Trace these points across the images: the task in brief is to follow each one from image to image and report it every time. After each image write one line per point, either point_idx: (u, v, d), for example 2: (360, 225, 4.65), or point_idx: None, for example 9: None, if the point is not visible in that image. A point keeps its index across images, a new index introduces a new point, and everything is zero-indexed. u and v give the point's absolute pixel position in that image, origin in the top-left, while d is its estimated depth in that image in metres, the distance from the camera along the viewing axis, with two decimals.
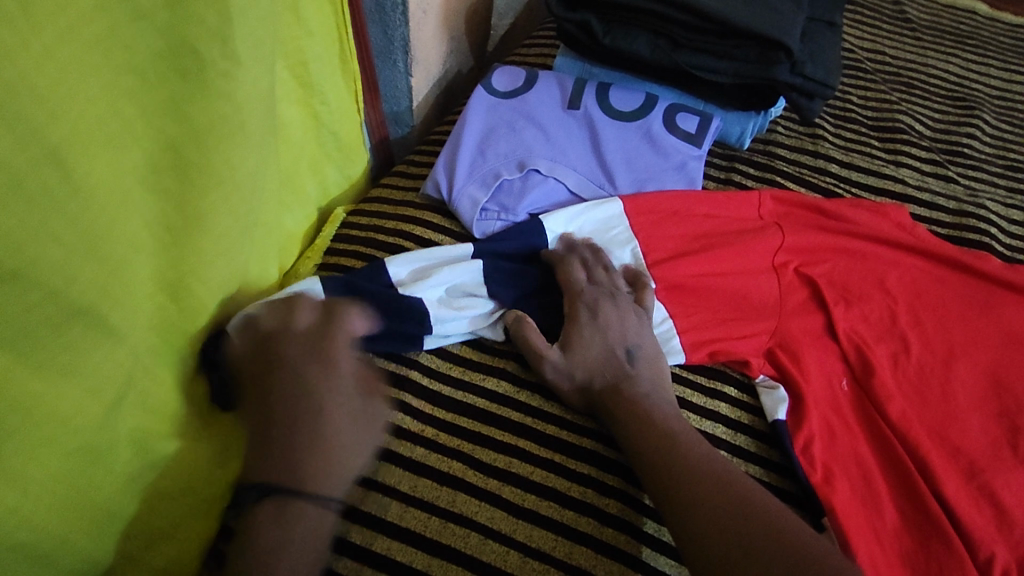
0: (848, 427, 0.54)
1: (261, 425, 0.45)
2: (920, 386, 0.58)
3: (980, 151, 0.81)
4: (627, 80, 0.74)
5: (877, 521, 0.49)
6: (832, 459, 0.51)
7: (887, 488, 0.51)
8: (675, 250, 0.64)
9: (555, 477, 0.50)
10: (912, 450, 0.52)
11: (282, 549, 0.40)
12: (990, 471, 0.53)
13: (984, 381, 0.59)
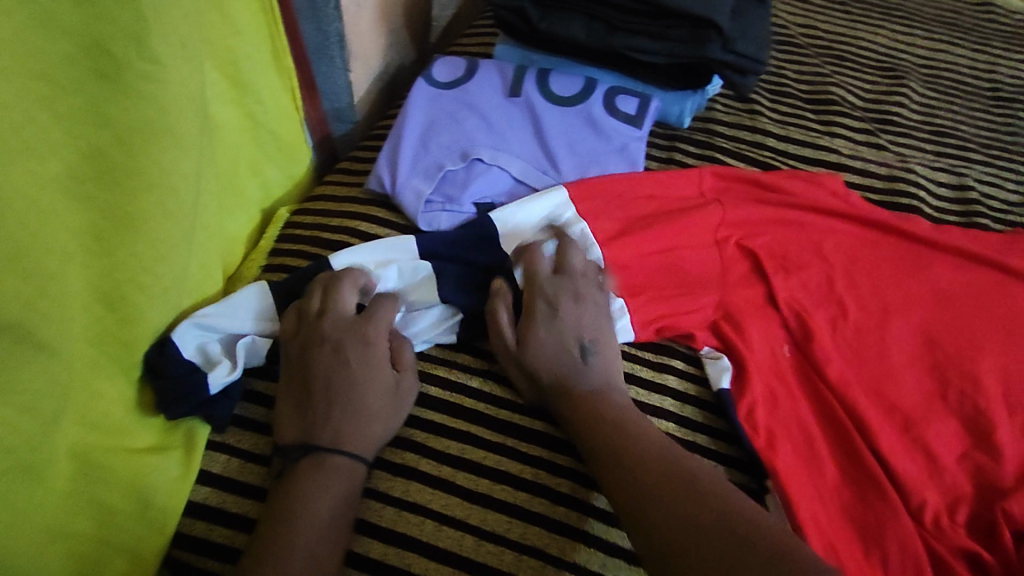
0: (791, 392, 0.56)
1: (302, 395, 0.50)
2: (858, 347, 0.61)
3: (909, 119, 0.85)
4: (566, 65, 0.75)
5: (818, 478, 0.51)
6: (775, 423, 0.53)
7: (828, 447, 0.53)
8: (621, 231, 0.64)
9: (509, 461, 0.50)
10: (850, 408, 0.55)
11: (312, 504, 0.44)
12: (923, 423, 0.56)
13: (916, 338, 0.62)
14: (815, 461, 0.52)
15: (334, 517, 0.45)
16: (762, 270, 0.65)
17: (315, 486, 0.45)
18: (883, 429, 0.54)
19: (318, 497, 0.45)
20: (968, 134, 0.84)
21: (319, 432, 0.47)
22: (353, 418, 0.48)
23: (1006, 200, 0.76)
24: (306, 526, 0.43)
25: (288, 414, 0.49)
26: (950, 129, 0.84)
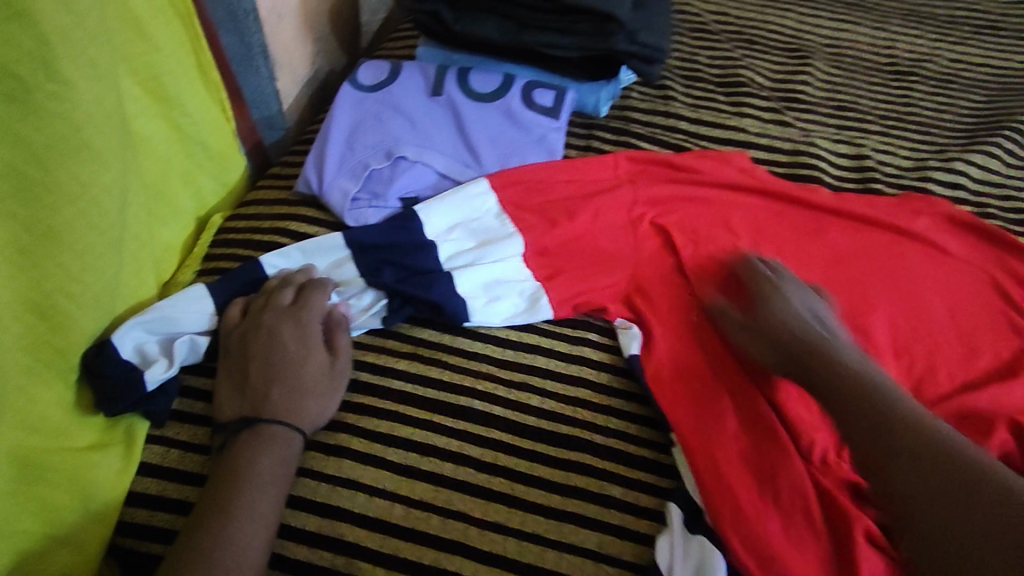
0: (698, 354, 0.60)
1: (240, 378, 0.54)
2: None
3: (813, 96, 0.91)
4: (486, 62, 0.79)
5: (719, 429, 0.55)
6: (680, 383, 0.58)
7: (730, 400, 0.57)
8: (541, 216, 0.68)
9: (435, 435, 0.54)
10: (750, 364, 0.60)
11: (254, 472, 0.48)
12: None
13: (814, 298, 0.68)
14: (718, 415, 0.56)
15: (276, 480, 0.49)
16: (673, 244, 0.69)
17: (257, 454, 0.49)
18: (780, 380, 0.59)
19: (260, 465, 0.49)
20: (867, 108, 0.90)
21: (258, 409, 0.51)
22: (289, 396, 0.52)
23: (899, 167, 0.83)
24: (250, 491, 0.47)
25: (227, 401, 0.53)
26: (851, 104, 0.91)
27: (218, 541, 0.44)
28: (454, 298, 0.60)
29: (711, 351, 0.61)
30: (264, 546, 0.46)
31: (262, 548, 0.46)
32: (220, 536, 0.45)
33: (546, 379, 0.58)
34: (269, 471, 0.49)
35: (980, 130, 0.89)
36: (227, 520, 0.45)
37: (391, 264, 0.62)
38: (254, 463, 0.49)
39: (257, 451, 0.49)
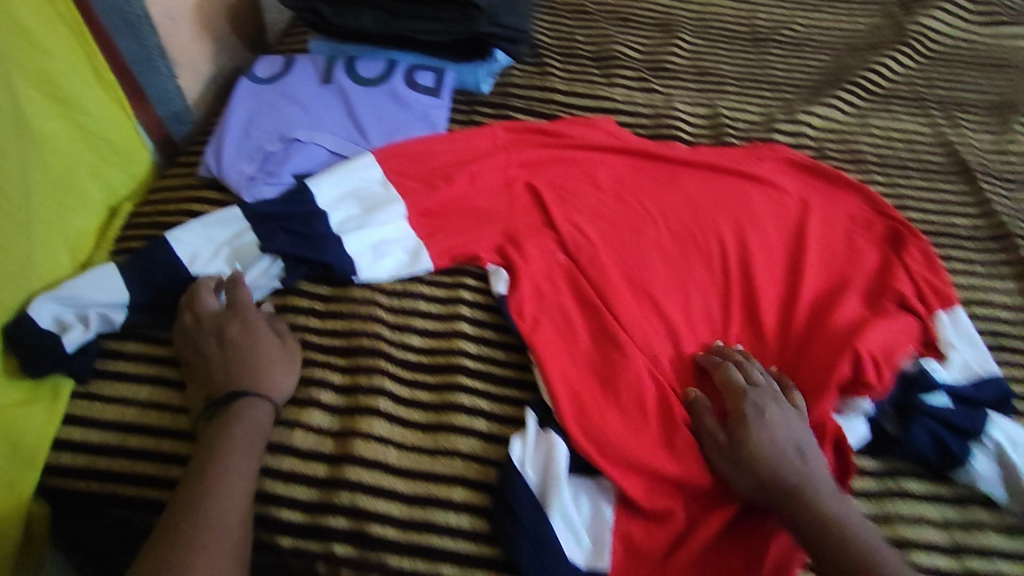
0: (558, 289, 0.70)
1: (203, 375, 0.59)
2: (621, 249, 0.75)
3: (679, 65, 1.01)
4: (373, 50, 0.87)
5: (573, 347, 0.65)
6: (541, 312, 0.67)
7: (584, 325, 0.67)
8: (421, 182, 0.76)
9: (329, 372, 0.63)
10: (604, 294, 0.70)
11: (228, 445, 0.54)
12: (666, 298, 0.71)
13: (669, 237, 0.78)
14: (572, 338, 0.66)
15: (248, 449, 0.55)
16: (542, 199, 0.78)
17: (229, 430, 0.55)
18: (627, 304, 0.69)
19: (235, 438, 0.55)
20: (726, 73, 1.01)
21: (218, 388, 0.58)
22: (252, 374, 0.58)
23: (749, 122, 0.94)
24: (226, 464, 0.53)
25: (197, 399, 0.59)
26: (712, 70, 1.01)
27: (204, 508, 0.50)
28: (343, 256, 0.69)
29: (570, 286, 0.70)
30: (243, 507, 0.53)
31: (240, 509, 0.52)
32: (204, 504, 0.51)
33: (427, 322, 0.68)
34: (240, 446, 0.55)
35: (823, 86, 1.01)
36: (207, 491, 0.51)
37: (286, 232, 0.69)
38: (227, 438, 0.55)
39: (230, 430, 0.55)
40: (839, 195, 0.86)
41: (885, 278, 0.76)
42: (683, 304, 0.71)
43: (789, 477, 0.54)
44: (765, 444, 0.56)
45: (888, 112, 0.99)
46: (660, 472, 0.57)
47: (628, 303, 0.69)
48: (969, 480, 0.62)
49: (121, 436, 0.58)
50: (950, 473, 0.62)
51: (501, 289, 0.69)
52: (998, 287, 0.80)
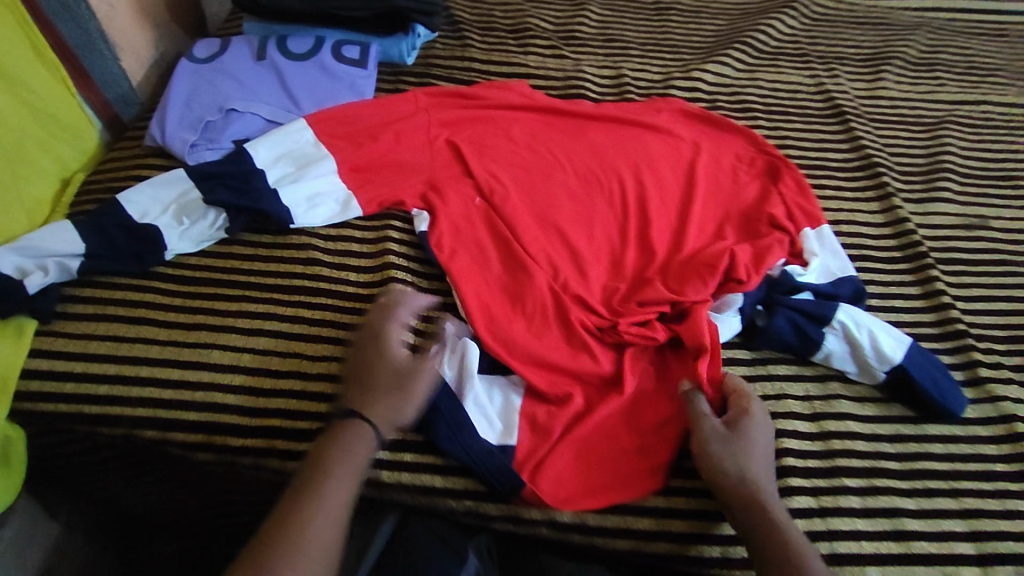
0: (473, 226, 0.79)
1: (361, 378, 0.60)
2: (531, 190, 0.85)
3: (587, 34, 1.12)
4: (302, 29, 0.95)
5: (486, 272, 0.75)
6: (458, 245, 0.77)
7: (496, 253, 0.77)
8: (350, 141, 0.85)
9: (273, 306, 0.71)
10: (515, 227, 0.79)
11: (337, 455, 0.56)
12: (571, 229, 0.81)
13: (574, 178, 0.87)
14: (485, 266, 0.76)
15: (348, 471, 0.55)
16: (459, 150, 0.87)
17: (344, 446, 0.56)
18: (533, 235, 0.79)
19: (345, 450, 0.56)
20: (630, 39, 1.12)
21: (348, 403, 0.59)
22: (368, 396, 0.59)
23: (649, 81, 1.05)
24: (335, 476, 0.55)
25: (351, 395, 0.59)
26: (618, 37, 1.12)
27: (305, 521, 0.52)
28: (280, 207, 0.77)
29: (484, 224, 0.80)
30: (338, 532, 0.53)
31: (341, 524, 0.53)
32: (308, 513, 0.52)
33: (358, 260, 0.77)
34: (349, 461, 0.56)
35: (716, 47, 1.13)
36: (314, 501, 0.53)
37: (227, 187, 0.76)
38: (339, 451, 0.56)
39: (340, 445, 0.56)
40: (726, 137, 0.97)
41: (761, 203, 0.87)
42: (584, 232, 0.81)
43: (750, 486, 0.58)
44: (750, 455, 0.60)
45: (774, 67, 1.11)
46: (555, 364, 0.68)
47: (535, 234, 0.79)
48: (824, 359, 0.73)
49: (84, 363, 0.64)
50: (810, 355, 0.73)
51: (421, 228, 0.79)
52: (863, 208, 0.92)
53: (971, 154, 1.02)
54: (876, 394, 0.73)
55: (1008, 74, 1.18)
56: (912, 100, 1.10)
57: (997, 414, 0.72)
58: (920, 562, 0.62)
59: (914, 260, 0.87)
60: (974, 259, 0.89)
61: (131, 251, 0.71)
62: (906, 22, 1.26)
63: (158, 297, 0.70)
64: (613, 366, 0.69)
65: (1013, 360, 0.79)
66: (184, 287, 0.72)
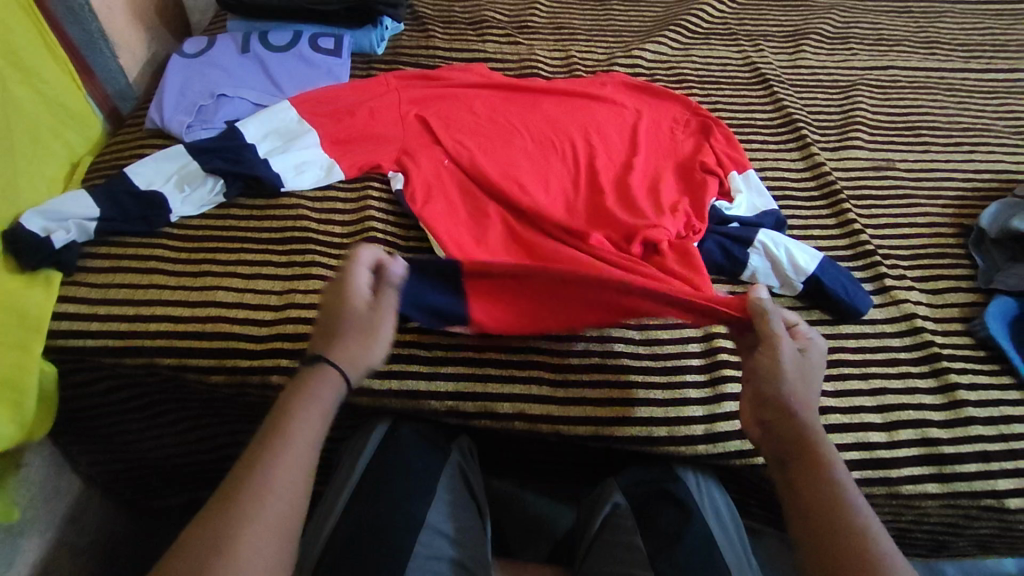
0: (444, 188, 0.90)
1: (332, 328, 0.59)
2: (495, 156, 0.95)
3: (539, 22, 1.25)
4: (281, 26, 1.07)
5: (458, 226, 0.86)
6: (432, 204, 0.87)
7: (466, 211, 0.87)
8: (331, 118, 0.94)
9: (271, 255, 0.81)
10: (482, 187, 0.90)
11: (305, 406, 0.54)
12: (532, 186, 0.91)
13: (533, 144, 0.98)
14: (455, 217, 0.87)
15: (316, 418, 0.54)
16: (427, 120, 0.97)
17: (312, 399, 0.55)
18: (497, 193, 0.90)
19: (308, 399, 0.55)
20: (578, 26, 1.26)
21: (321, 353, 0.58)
22: (347, 349, 0.58)
23: (595, 60, 1.18)
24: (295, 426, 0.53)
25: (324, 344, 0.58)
26: (566, 25, 1.25)
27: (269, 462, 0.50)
28: (271, 174, 0.87)
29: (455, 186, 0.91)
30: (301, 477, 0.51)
31: (305, 475, 0.51)
32: (271, 466, 0.50)
33: (343, 216, 0.87)
34: (312, 409, 0.54)
35: (654, 29, 1.26)
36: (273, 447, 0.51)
37: (222, 157, 0.86)
38: (308, 401, 0.55)
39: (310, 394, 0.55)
40: (666, 104, 1.09)
41: (696, 155, 0.99)
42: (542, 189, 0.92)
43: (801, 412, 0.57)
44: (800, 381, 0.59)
45: (706, 45, 1.25)
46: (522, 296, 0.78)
47: (498, 191, 0.90)
48: (751, 277, 0.85)
49: (108, 307, 0.73)
50: (740, 274, 0.85)
51: (399, 188, 0.90)
52: (785, 157, 1.05)
53: (880, 111, 1.16)
54: (797, 303, 0.84)
55: (911, 43, 1.33)
56: (828, 67, 1.25)
57: (900, 313, 0.85)
58: (835, 430, 0.74)
59: (830, 196, 1.00)
60: (885, 194, 1.02)
61: (140, 214, 0.80)
62: (822, 4, 1.41)
63: (167, 252, 0.79)
64: None
65: (915, 273, 0.91)
66: (188, 243, 0.81)
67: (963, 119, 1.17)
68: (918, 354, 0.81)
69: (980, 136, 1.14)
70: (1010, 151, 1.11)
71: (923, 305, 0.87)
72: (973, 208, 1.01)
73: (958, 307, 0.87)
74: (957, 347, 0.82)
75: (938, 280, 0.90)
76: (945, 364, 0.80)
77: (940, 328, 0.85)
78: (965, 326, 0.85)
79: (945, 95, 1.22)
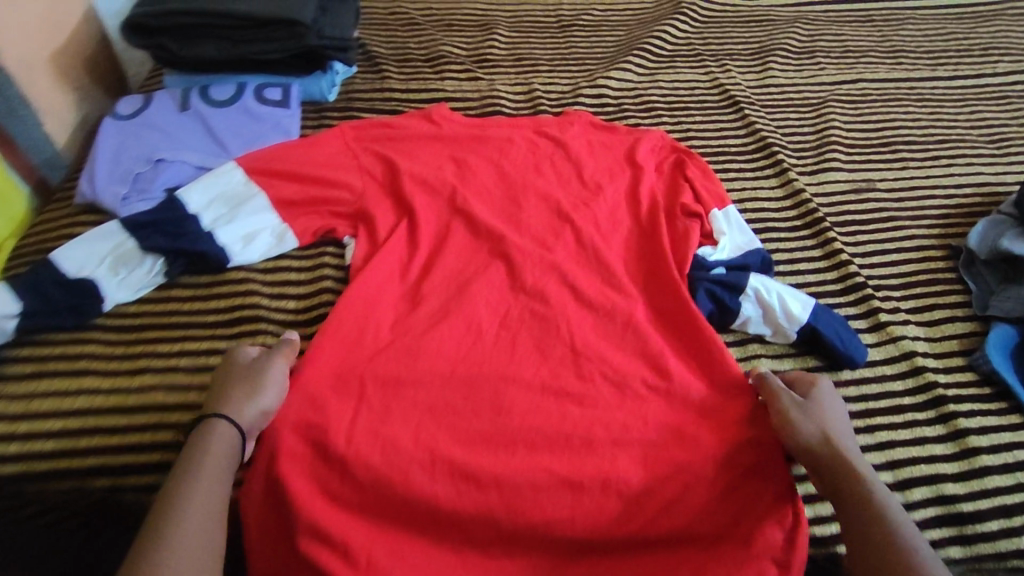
0: (397, 251, 0.82)
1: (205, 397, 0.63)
2: (457, 224, 0.86)
3: (498, 54, 1.20)
4: (223, 78, 0.99)
5: (407, 314, 0.76)
6: (372, 299, 0.77)
7: (418, 299, 0.78)
8: (277, 183, 0.85)
9: (217, 341, 0.75)
10: (441, 259, 0.82)
11: (198, 477, 0.55)
12: (498, 255, 0.83)
13: (504, 199, 0.90)
14: (362, 354, 0.71)
15: (216, 465, 0.56)
16: (390, 178, 0.89)
17: (210, 440, 0.58)
18: (437, 290, 0.79)
19: (209, 456, 0.57)
20: (539, 57, 1.21)
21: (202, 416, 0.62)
22: (229, 398, 0.62)
23: (559, 92, 1.13)
24: (198, 469, 0.56)
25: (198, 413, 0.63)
26: (527, 56, 1.21)
27: (185, 497, 0.53)
28: (215, 247, 0.80)
29: (377, 283, 0.79)
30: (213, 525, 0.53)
31: (207, 561, 0.51)
32: (171, 550, 0.49)
33: (297, 288, 0.81)
34: (212, 458, 0.57)
35: (618, 56, 1.22)
36: (199, 482, 0.55)
37: (162, 234, 0.78)
38: (197, 466, 0.56)
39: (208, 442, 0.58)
40: (639, 136, 1.01)
41: (674, 194, 0.92)
42: (496, 289, 0.80)
43: (833, 436, 0.63)
44: (817, 412, 0.65)
45: (673, 69, 1.21)
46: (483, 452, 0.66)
47: (439, 288, 0.79)
48: (742, 326, 0.80)
49: (32, 423, 0.66)
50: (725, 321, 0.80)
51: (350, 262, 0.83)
52: (764, 184, 1.01)
53: (854, 127, 1.13)
54: (792, 352, 0.80)
55: (878, 54, 1.31)
56: (798, 84, 1.21)
57: (899, 352, 0.81)
58: None
59: (813, 225, 0.96)
60: (867, 217, 0.98)
61: (69, 304, 0.73)
62: (785, 17, 1.38)
63: (100, 349, 0.73)
64: (550, 437, 0.67)
65: (908, 303, 0.87)
66: (124, 332, 0.75)
67: (938, 130, 1.15)
68: (922, 398, 0.77)
69: (955, 148, 1.11)
70: (987, 162, 1.09)
71: (921, 340, 0.83)
72: (958, 227, 0.98)
73: (957, 339, 0.84)
74: (962, 386, 0.78)
75: (933, 311, 0.86)
76: (953, 407, 0.75)
77: (942, 364, 0.81)
78: (966, 360, 0.81)
79: (917, 106, 1.19)
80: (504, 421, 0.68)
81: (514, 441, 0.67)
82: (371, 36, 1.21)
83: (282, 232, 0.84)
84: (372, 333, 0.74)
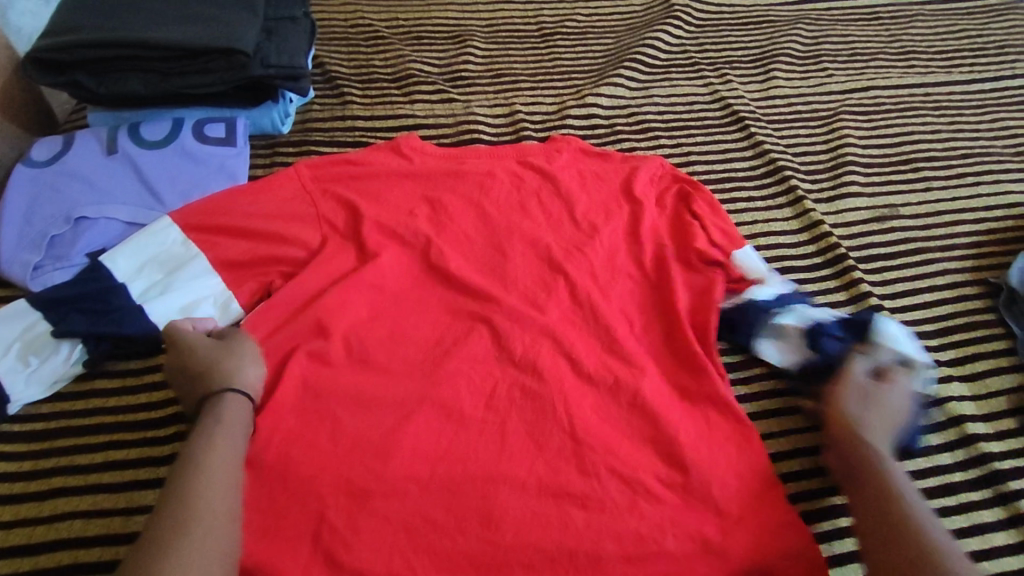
0: (365, 322, 0.70)
1: (196, 363, 0.62)
2: (434, 283, 0.74)
3: (474, 71, 1.07)
4: (156, 114, 0.87)
5: (376, 405, 0.64)
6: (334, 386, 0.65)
7: (387, 383, 0.66)
8: (218, 242, 0.72)
9: (145, 448, 0.65)
10: (414, 328, 0.70)
11: (219, 450, 0.54)
12: (480, 321, 0.71)
13: (486, 246, 0.78)
14: (325, 461, 0.60)
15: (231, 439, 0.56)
16: (353, 228, 0.77)
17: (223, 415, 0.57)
18: (412, 367, 0.67)
19: (222, 430, 0.56)
20: (519, 72, 1.09)
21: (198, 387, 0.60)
22: (230, 367, 0.61)
23: (543, 114, 1.02)
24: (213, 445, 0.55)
25: (188, 381, 0.61)
26: (505, 72, 1.08)
27: (202, 470, 0.52)
28: (147, 326, 0.67)
29: (341, 364, 0.67)
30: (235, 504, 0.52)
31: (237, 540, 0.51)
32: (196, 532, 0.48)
33: None
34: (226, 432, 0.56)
35: (607, 69, 1.10)
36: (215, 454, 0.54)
37: (80, 317, 0.67)
38: (207, 440, 0.55)
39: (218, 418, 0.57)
40: (636, 162, 0.89)
41: (682, 234, 0.80)
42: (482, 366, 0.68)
43: (869, 433, 0.60)
44: (865, 403, 0.62)
45: (668, 81, 1.09)
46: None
47: (415, 366, 0.67)
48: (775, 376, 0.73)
49: None
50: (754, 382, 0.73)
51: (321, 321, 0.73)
52: (776, 215, 0.91)
53: (869, 142, 1.03)
54: None
55: (887, 56, 1.20)
56: (804, 95, 1.11)
57: (945, 418, 0.72)
58: None
59: (834, 262, 0.85)
60: (893, 250, 0.88)
61: None
62: (786, 18, 1.27)
63: (4, 466, 0.63)
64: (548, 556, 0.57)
65: (946, 354, 0.78)
66: (34, 443, 0.64)
67: (960, 142, 1.05)
68: (974, 474, 0.68)
69: (980, 162, 1.01)
70: (1015, 177, 0.99)
71: (967, 400, 0.74)
72: (992, 255, 0.88)
73: (1003, 395, 0.74)
74: (1017, 455, 0.70)
75: (975, 361, 0.77)
76: (1013, 488, 0.67)
77: (992, 428, 0.72)
78: (1018, 422, 0.72)
79: (934, 115, 1.09)
80: (495, 536, 0.58)
81: (507, 562, 0.57)
82: (331, 53, 1.07)
83: (228, 303, 0.71)
84: (336, 431, 0.62)
